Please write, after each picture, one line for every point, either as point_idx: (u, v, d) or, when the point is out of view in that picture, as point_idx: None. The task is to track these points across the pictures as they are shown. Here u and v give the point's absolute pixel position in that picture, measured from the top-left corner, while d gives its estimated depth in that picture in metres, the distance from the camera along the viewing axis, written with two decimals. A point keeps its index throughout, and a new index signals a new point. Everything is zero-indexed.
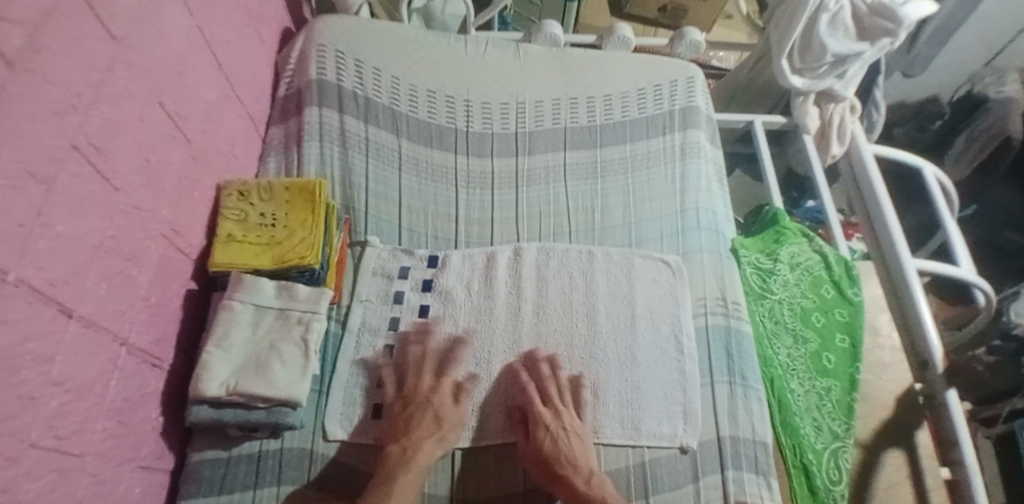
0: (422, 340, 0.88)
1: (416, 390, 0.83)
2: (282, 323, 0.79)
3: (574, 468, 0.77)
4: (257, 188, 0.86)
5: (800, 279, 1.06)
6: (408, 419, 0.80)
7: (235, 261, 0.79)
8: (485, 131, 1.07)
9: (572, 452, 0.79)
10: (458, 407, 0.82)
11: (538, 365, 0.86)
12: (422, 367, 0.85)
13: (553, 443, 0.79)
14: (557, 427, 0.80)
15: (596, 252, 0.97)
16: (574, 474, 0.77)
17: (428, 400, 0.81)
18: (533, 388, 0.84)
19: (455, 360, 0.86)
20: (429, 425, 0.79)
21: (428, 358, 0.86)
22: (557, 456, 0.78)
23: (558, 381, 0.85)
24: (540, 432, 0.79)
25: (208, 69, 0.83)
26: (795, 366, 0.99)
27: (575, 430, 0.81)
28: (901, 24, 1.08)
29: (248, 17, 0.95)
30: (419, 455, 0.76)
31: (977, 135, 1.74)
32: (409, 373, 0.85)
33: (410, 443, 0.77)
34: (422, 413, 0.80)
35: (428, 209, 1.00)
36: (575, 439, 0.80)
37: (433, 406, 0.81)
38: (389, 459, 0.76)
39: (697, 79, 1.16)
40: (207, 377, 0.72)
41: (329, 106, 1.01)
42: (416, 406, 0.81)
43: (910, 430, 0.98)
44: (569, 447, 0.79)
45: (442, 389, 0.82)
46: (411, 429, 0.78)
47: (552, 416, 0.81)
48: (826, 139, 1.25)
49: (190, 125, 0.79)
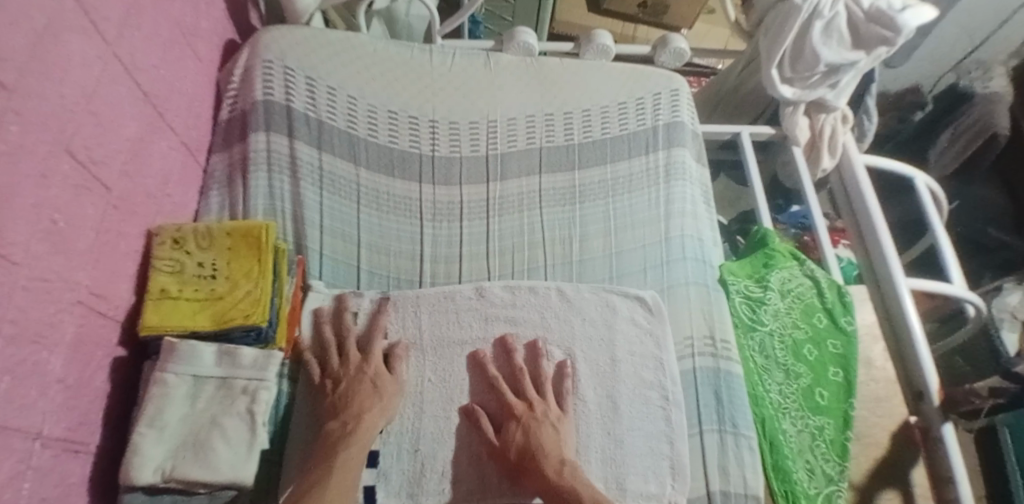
0: (339, 322, 0.83)
1: (344, 369, 0.78)
2: (225, 393, 0.70)
3: (544, 456, 0.73)
4: (193, 233, 0.76)
5: (791, 308, 0.99)
6: (341, 395, 0.75)
7: (168, 323, 0.70)
8: (453, 155, 0.98)
9: (546, 443, 0.74)
10: (394, 375, 0.80)
11: (511, 354, 0.83)
12: (345, 346, 0.81)
13: (523, 434, 0.75)
14: (527, 418, 0.76)
15: (566, 289, 0.89)
16: (546, 464, 0.72)
17: (362, 372, 0.77)
18: (499, 381, 0.81)
19: (376, 329, 0.82)
20: (367, 392, 0.75)
21: (348, 334, 0.81)
22: (527, 445, 0.74)
23: (537, 374, 0.82)
24: (510, 423, 0.76)
25: (126, 98, 0.72)
26: (786, 404, 0.93)
27: (552, 423, 0.77)
28: (900, 33, 1.02)
29: (180, 33, 0.84)
30: (361, 428, 0.72)
31: (963, 129, 1.68)
32: (333, 351, 0.80)
33: (350, 416, 0.73)
34: (358, 386, 0.76)
35: (391, 248, 0.92)
36: (548, 430, 0.76)
37: (368, 376, 0.77)
38: (329, 436, 0.71)
39: (682, 91, 1.08)
40: (138, 465, 0.63)
41: (277, 131, 0.91)
42: (349, 381, 0.76)
43: (905, 470, 0.93)
44: (541, 438, 0.74)
45: (372, 361, 0.79)
46: (348, 402, 0.74)
47: (523, 408, 0.77)
48: (816, 151, 1.18)
49: (109, 171, 0.69)
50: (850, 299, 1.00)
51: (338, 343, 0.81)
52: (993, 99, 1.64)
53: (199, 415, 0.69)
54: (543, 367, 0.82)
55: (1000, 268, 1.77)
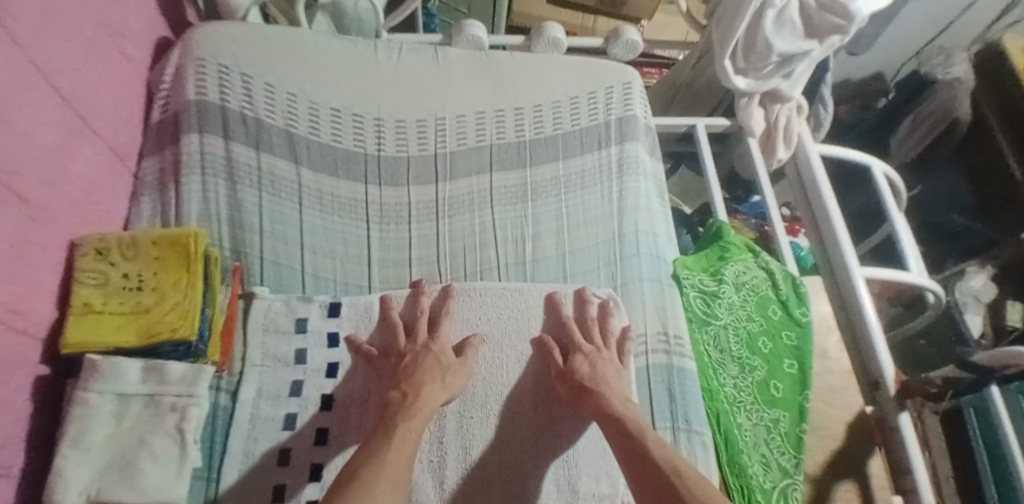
0: (412, 304, 0.84)
1: (411, 345, 0.80)
2: (153, 411, 0.67)
3: (606, 390, 0.77)
4: (117, 243, 0.72)
5: (746, 300, 0.99)
6: (407, 367, 0.77)
7: (90, 339, 0.66)
8: (400, 155, 0.96)
9: (608, 379, 0.78)
10: (462, 359, 0.79)
11: (586, 305, 0.86)
12: (416, 326, 0.82)
13: (589, 366, 0.79)
14: (594, 355, 0.81)
15: (520, 290, 0.87)
16: (609, 395, 0.76)
17: (426, 348, 0.79)
18: (574, 324, 0.84)
19: (446, 312, 0.84)
20: (430, 364, 0.77)
21: (424, 315, 0.83)
22: (595, 376, 0.78)
23: (604, 327, 0.85)
24: (575, 356, 0.80)
25: (47, 101, 0.68)
26: (740, 398, 0.93)
27: (613, 365, 0.81)
28: (852, 20, 1.01)
29: (107, 31, 0.80)
30: (420, 401, 0.73)
31: (924, 116, 1.70)
32: (401, 335, 0.81)
33: (410, 387, 0.74)
34: (424, 358, 0.77)
35: (336, 251, 0.88)
36: (612, 372, 0.80)
37: (433, 352, 0.78)
38: (390, 405, 0.73)
39: (635, 84, 1.06)
40: (60, 489, 0.61)
41: (211, 132, 0.87)
42: (412, 357, 0.78)
43: (862, 460, 0.94)
44: (606, 375, 0.79)
45: (441, 339, 0.80)
46: (415, 374, 0.76)
47: (591, 349, 0.81)
48: (772, 142, 1.17)
49: (26, 181, 0.65)
50: (804, 290, 1.00)
51: (409, 325, 0.83)
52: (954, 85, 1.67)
53: (125, 434, 0.66)
54: (611, 322, 0.86)
55: (963, 253, 1.82)
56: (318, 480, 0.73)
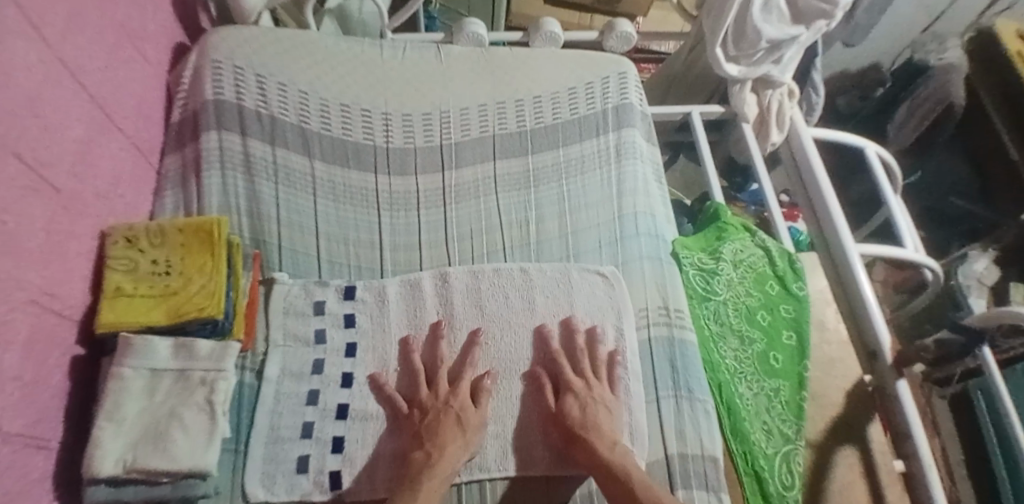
0: (431, 349, 0.84)
1: (432, 399, 0.79)
2: (183, 385, 0.71)
3: (596, 437, 0.77)
4: (145, 232, 0.77)
5: (744, 277, 1.03)
6: (431, 423, 0.76)
7: (123, 319, 0.71)
8: (407, 146, 1.00)
9: (600, 422, 0.79)
10: (479, 408, 0.79)
11: (574, 336, 0.88)
12: (436, 376, 0.81)
13: (580, 409, 0.80)
14: (584, 395, 0.81)
15: (528, 268, 0.92)
16: (598, 443, 0.76)
17: (447, 404, 0.78)
18: (563, 356, 0.86)
19: (469, 362, 0.83)
20: (452, 427, 0.76)
21: (444, 364, 0.82)
22: (585, 422, 0.78)
23: (594, 354, 0.87)
24: (567, 397, 0.81)
25: (73, 102, 0.73)
26: (742, 369, 0.96)
27: (604, 402, 0.82)
28: (837, 6, 1.06)
29: (126, 37, 0.85)
30: (443, 460, 0.73)
31: (920, 101, 1.74)
32: (423, 384, 0.81)
33: (434, 447, 0.74)
34: (444, 415, 0.77)
35: (349, 238, 0.93)
36: (603, 411, 0.80)
37: (454, 409, 0.78)
38: (413, 466, 0.73)
39: (630, 73, 1.10)
40: (99, 457, 0.65)
41: (229, 129, 0.92)
42: (435, 412, 0.77)
43: (863, 426, 0.96)
44: (597, 418, 0.79)
45: (462, 391, 0.79)
46: (437, 432, 0.75)
47: (581, 386, 0.82)
48: (765, 126, 1.21)
49: (57, 172, 0.69)
50: (800, 265, 1.04)
51: (431, 372, 0.83)
52: (949, 70, 1.70)
53: (158, 407, 0.70)
54: (599, 350, 0.87)
55: (965, 235, 1.90)
56: (338, 452, 0.78)
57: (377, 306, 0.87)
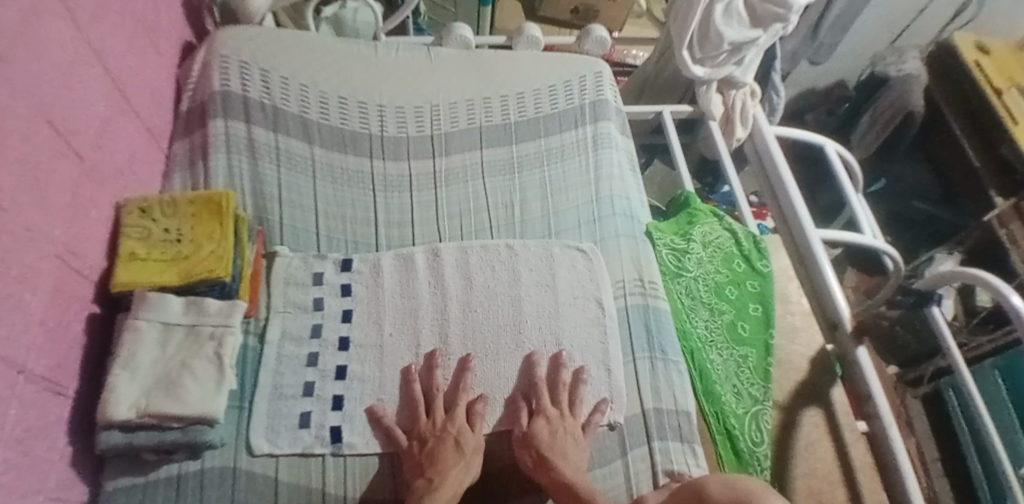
0: (428, 377, 0.85)
1: (431, 428, 0.80)
2: (193, 339, 0.77)
3: (561, 460, 0.78)
4: (158, 204, 0.83)
5: (713, 256, 1.11)
6: (431, 453, 0.77)
7: (138, 279, 0.76)
8: (401, 135, 1.08)
9: (568, 451, 0.80)
10: (475, 432, 0.82)
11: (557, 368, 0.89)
12: (433, 404, 0.83)
13: (549, 432, 0.81)
14: (556, 421, 0.83)
15: (514, 245, 0.99)
16: (563, 465, 0.77)
17: (445, 430, 0.80)
18: (545, 385, 0.87)
19: (461, 388, 0.85)
20: (451, 451, 0.77)
21: (438, 394, 0.83)
22: (552, 445, 0.79)
23: (574, 390, 0.88)
24: (538, 419, 0.82)
25: (97, 82, 0.80)
26: (713, 338, 1.03)
27: (571, 433, 0.83)
28: (790, 10, 1.16)
29: (142, 30, 0.92)
30: (445, 484, 0.73)
31: (881, 111, 1.85)
32: (422, 412, 0.82)
33: (435, 472, 0.74)
34: (443, 443, 0.78)
35: (346, 215, 0.99)
36: (569, 439, 0.82)
37: (451, 434, 0.79)
38: (416, 492, 0.73)
39: (605, 73, 1.20)
40: (115, 401, 0.69)
41: (235, 117, 0.99)
42: (435, 438, 0.79)
43: (825, 391, 1.04)
44: (564, 445, 0.80)
45: (458, 417, 0.81)
46: (436, 457, 0.76)
47: (555, 413, 0.84)
48: (730, 125, 1.31)
49: (82, 141, 0.76)
50: (764, 245, 1.13)
51: (429, 403, 0.84)
52: (907, 80, 1.81)
53: (170, 358, 0.75)
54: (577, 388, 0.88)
55: (929, 238, 2.00)
56: (339, 409, 0.83)
57: (373, 276, 0.93)
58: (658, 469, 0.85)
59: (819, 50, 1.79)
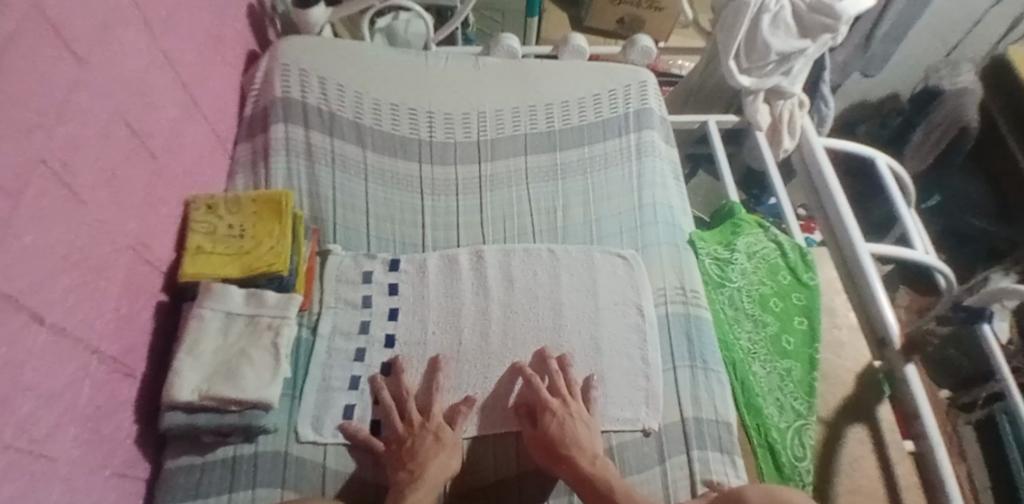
0: (397, 382, 0.87)
1: (408, 427, 0.81)
2: (252, 329, 0.81)
3: (574, 450, 0.79)
4: (224, 202, 0.88)
5: (757, 267, 1.10)
6: (410, 447, 0.79)
7: (204, 271, 0.82)
8: (448, 141, 1.11)
9: (578, 436, 0.81)
10: (455, 427, 0.82)
11: (548, 363, 0.88)
12: (406, 406, 0.84)
13: (559, 426, 0.81)
14: (562, 413, 0.82)
15: (555, 249, 1.01)
16: (579, 455, 0.79)
17: (423, 427, 0.81)
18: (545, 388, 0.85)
19: (434, 388, 0.86)
20: (431, 444, 0.79)
21: (409, 395, 0.85)
22: (563, 439, 0.80)
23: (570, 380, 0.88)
24: (545, 416, 0.82)
25: (170, 88, 0.86)
26: (755, 350, 1.02)
27: (581, 417, 0.84)
28: (839, 20, 1.14)
29: (209, 40, 0.98)
30: (426, 475, 0.75)
31: (934, 124, 1.77)
32: (396, 416, 0.83)
33: (416, 465, 0.76)
34: (423, 440, 0.79)
35: (394, 216, 1.03)
36: (581, 426, 0.82)
37: (430, 430, 0.80)
38: (399, 485, 0.75)
39: (649, 83, 1.21)
40: (179, 384, 0.74)
41: (294, 122, 1.05)
42: (414, 436, 0.80)
43: (872, 407, 1.02)
44: (575, 431, 0.81)
45: (434, 416, 0.82)
46: (415, 454, 0.77)
47: (559, 405, 0.83)
48: (778, 134, 1.29)
49: (155, 142, 0.81)
50: (811, 257, 1.11)
51: (403, 407, 0.85)
52: (961, 93, 1.73)
53: (230, 346, 0.80)
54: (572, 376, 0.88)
55: (989, 258, 1.92)
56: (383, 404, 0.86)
57: (420, 275, 0.97)
58: (696, 479, 0.85)
59: (871, 62, 1.76)
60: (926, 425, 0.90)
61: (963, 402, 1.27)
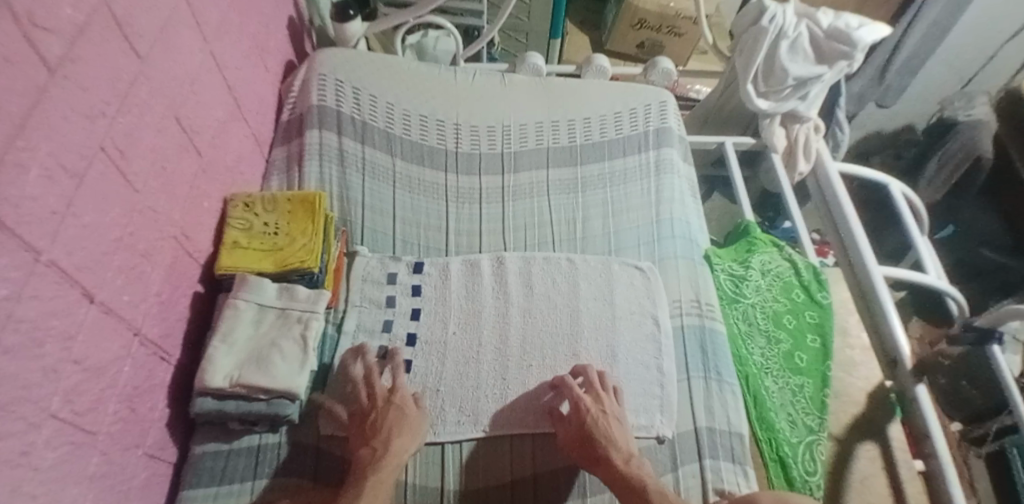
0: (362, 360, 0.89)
1: (372, 404, 0.84)
2: (283, 321, 0.85)
3: (611, 446, 0.82)
4: (260, 200, 0.92)
5: (771, 284, 1.12)
6: (374, 421, 0.81)
7: (239, 265, 0.86)
8: (474, 152, 1.15)
9: (612, 434, 0.83)
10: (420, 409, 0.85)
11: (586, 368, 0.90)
12: (372, 381, 0.86)
13: (594, 420, 0.83)
14: (595, 411, 0.84)
15: (574, 259, 1.04)
16: (614, 452, 0.81)
17: (388, 404, 0.83)
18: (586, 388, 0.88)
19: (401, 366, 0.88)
20: (393, 420, 0.81)
21: (377, 371, 0.87)
22: (600, 434, 0.82)
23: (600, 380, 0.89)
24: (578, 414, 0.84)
25: (217, 89, 0.91)
26: (769, 365, 1.03)
27: (613, 414, 0.86)
28: (856, 47, 1.18)
29: (254, 47, 1.04)
30: (388, 452, 0.77)
31: (949, 155, 1.78)
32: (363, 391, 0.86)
33: (379, 442, 0.78)
34: (387, 416, 0.81)
35: (420, 222, 1.07)
36: (613, 421, 0.85)
37: (396, 407, 0.83)
38: (359, 461, 0.77)
39: (669, 103, 1.25)
40: (212, 370, 0.77)
41: (328, 129, 1.09)
42: (376, 413, 0.82)
43: (882, 427, 1.03)
44: (609, 428, 0.83)
45: (399, 393, 0.85)
46: (379, 431, 0.80)
47: (592, 404, 0.85)
48: (793, 157, 1.32)
49: (201, 139, 0.86)
50: (825, 277, 1.13)
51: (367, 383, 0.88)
52: (977, 126, 1.75)
53: (261, 337, 0.83)
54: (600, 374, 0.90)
55: None
56: None
57: (442, 278, 1.00)
58: (708, 488, 0.86)
59: (887, 93, 1.82)
60: (936, 446, 0.91)
61: (973, 435, 1.27)
